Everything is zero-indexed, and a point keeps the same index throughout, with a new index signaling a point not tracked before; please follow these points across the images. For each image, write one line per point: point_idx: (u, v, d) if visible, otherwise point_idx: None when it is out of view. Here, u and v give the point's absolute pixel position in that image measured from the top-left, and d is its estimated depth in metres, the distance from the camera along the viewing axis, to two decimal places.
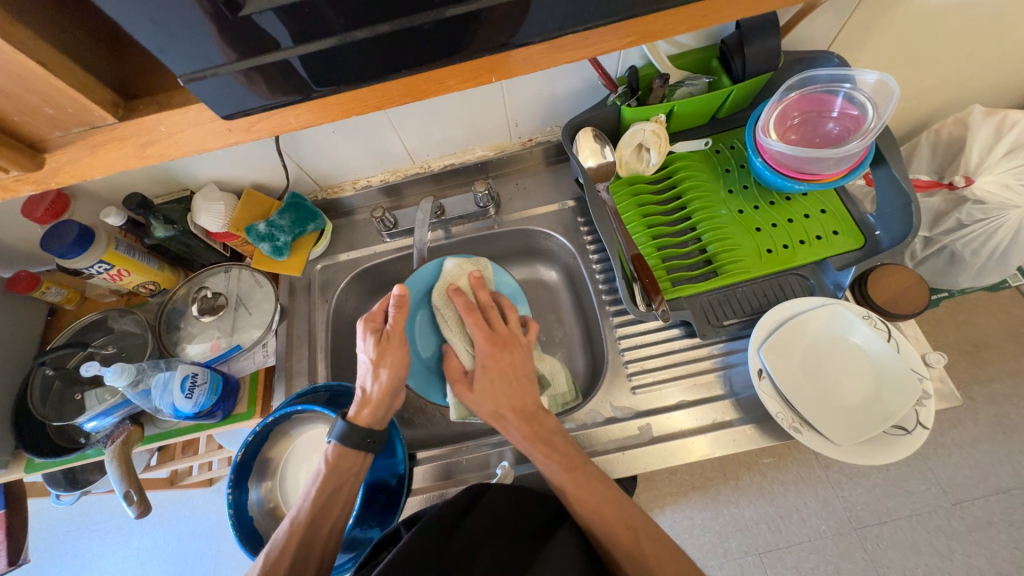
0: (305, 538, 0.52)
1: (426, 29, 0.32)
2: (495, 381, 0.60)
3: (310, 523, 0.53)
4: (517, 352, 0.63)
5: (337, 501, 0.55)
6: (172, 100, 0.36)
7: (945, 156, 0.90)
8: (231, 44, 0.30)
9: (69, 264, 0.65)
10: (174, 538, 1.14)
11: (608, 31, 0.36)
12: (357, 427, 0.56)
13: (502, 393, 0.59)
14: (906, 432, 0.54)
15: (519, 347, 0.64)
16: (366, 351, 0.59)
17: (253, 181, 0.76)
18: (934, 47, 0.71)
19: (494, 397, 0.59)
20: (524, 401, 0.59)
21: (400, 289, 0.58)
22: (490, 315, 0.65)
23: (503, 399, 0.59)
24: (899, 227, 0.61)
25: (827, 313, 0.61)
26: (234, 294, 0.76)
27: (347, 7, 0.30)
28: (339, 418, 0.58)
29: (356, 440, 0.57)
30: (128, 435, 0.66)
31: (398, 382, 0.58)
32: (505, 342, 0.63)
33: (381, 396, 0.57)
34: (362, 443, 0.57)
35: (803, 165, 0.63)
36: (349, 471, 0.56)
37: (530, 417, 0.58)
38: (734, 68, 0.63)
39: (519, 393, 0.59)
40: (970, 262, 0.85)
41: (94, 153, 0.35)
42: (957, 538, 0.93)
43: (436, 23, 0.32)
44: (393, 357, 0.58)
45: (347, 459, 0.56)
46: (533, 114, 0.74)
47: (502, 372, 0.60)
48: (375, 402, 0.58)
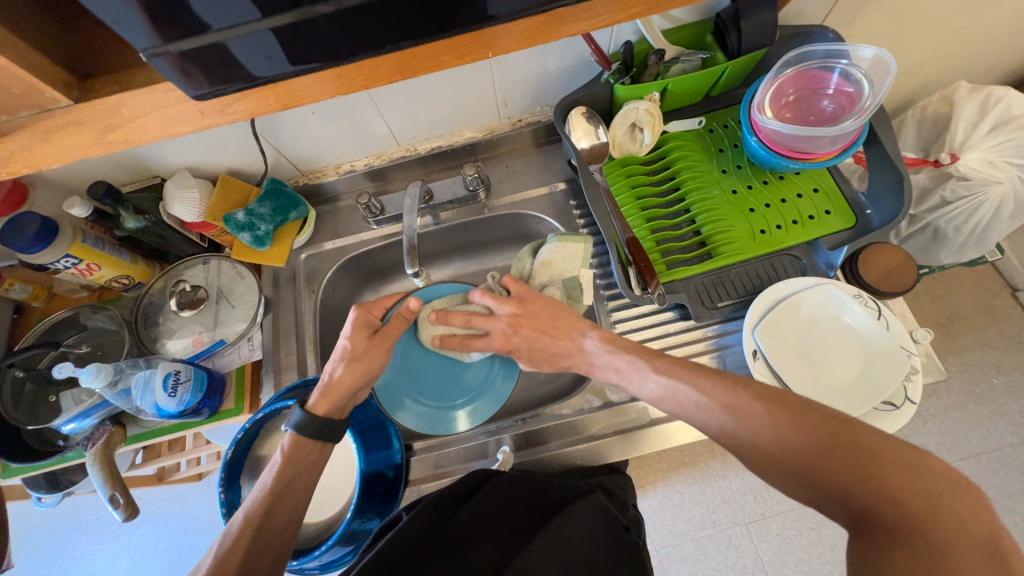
0: (263, 525, 0.48)
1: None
2: (533, 345, 0.59)
3: (269, 509, 0.49)
4: (524, 319, 0.59)
5: (299, 488, 0.52)
6: (136, 81, 0.33)
7: (930, 133, 0.90)
8: (201, 15, 0.27)
9: (32, 259, 0.61)
10: (164, 533, 1.12)
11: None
12: (315, 416, 0.53)
13: (546, 355, 0.59)
14: (894, 407, 0.56)
15: (524, 313, 0.59)
16: (347, 337, 0.57)
17: (228, 167, 0.72)
18: (925, 21, 0.70)
19: (545, 359, 0.60)
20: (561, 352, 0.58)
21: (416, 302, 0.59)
22: (482, 320, 0.61)
23: (552, 356, 0.59)
24: (890, 205, 0.61)
25: (821, 293, 0.61)
26: (214, 287, 0.73)
27: None
28: (296, 407, 0.54)
29: (311, 429, 0.53)
30: (110, 435, 0.64)
31: (372, 374, 0.58)
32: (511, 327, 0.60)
33: (348, 388, 0.56)
34: (318, 431, 0.53)
35: (798, 144, 0.62)
36: (309, 461, 0.53)
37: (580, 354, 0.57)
38: (729, 43, 0.61)
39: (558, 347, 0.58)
40: (952, 238, 0.87)
41: (48, 139, 0.32)
42: None
43: None
44: (372, 350, 0.58)
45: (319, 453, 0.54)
46: (523, 93, 0.71)
47: (528, 338, 0.59)
48: (338, 391, 0.56)
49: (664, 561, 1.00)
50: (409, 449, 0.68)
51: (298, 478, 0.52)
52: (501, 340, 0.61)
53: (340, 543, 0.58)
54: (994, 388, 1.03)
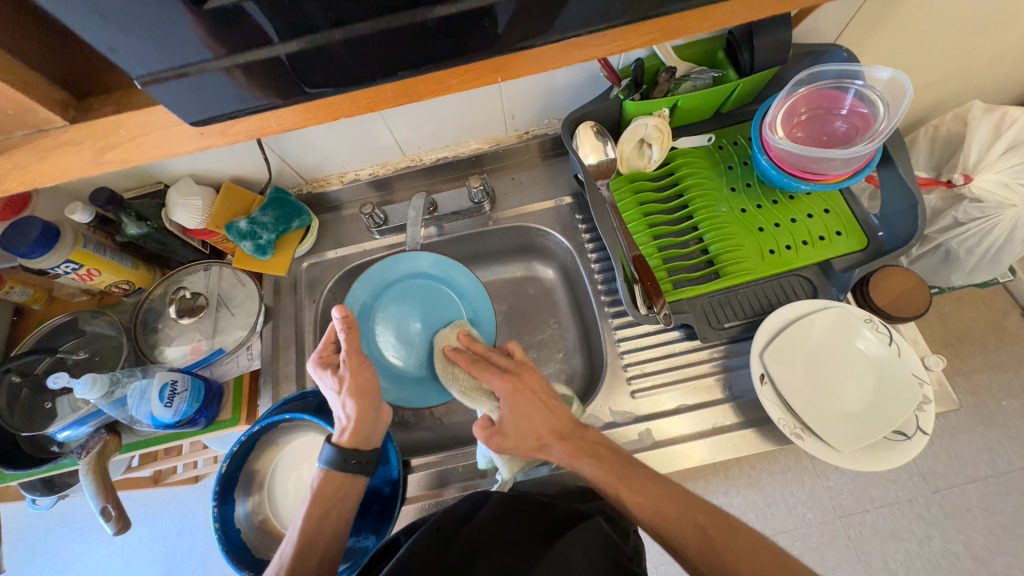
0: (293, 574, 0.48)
1: (429, 26, 0.29)
2: (529, 409, 0.56)
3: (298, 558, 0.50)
4: (529, 377, 0.59)
5: (329, 526, 0.52)
6: (137, 99, 0.32)
7: (942, 152, 0.89)
8: (206, 39, 0.27)
9: (32, 264, 0.61)
10: (159, 536, 1.11)
11: (626, 27, 0.33)
12: (339, 449, 0.54)
13: (537, 424, 0.55)
14: (906, 437, 0.54)
15: (527, 373, 0.59)
16: (327, 380, 0.57)
17: (232, 175, 0.71)
18: (940, 41, 0.69)
19: (532, 430, 0.56)
20: (552, 426, 0.56)
21: (339, 311, 0.54)
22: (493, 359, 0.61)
23: (543, 428, 0.55)
24: (903, 228, 0.60)
25: (831, 317, 0.60)
26: (214, 294, 0.72)
27: (330, 4, 0.27)
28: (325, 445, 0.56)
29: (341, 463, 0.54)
30: (104, 445, 0.63)
31: (376, 393, 0.57)
32: (513, 380, 0.58)
33: (362, 413, 0.55)
34: (345, 465, 0.54)
35: (809, 165, 0.60)
36: (333, 498, 0.54)
37: (570, 436, 0.55)
38: (742, 61, 0.60)
39: (549, 418, 0.56)
40: (964, 259, 0.85)
41: (44, 157, 0.31)
42: (935, 525, 0.95)
43: (442, 21, 0.29)
44: (356, 375, 0.56)
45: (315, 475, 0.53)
46: (530, 106, 0.70)
47: (529, 397, 0.57)
48: (357, 421, 0.55)
49: None
50: (406, 465, 0.67)
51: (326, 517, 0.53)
52: (510, 381, 0.58)
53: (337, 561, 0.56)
54: (1003, 411, 1.01)
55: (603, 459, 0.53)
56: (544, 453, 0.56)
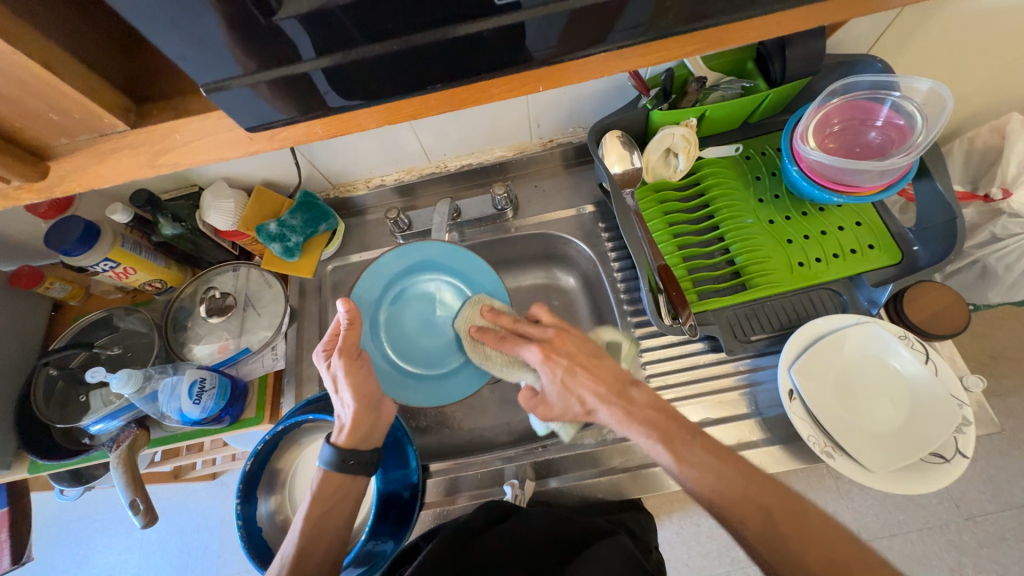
0: (300, 558, 0.50)
1: (483, 38, 0.29)
2: (575, 367, 0.56)
3: (302, 553, 0.51)
4: (569, 338, 0.59)
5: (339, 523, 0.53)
6: (189, 106, 0.34)
7: (979, 165, 0.86)
8: (265, 52, 0.28)
9: (73, 261, 0.63)
10: (176, 531, 1.13)
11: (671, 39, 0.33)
12: (336, 448, 0.53)
13: (585, 381, 0.55)
14: (943, 460, 0.52)
15: (569, 333, 0.59)
16: (326, 375, 0.57)
17: (264, 179, 0.73)
18: (978, 53, 0.67)
19: (574, 390, 0.55)
20: (602, 378, 0.55)
21: (344, 306, 0.54)
22: (525, 331, 0.61)
23: (584, 391, 0.54)
24: (940, 243, 0.58)
25: (863, 332, 0.58)
26: (242, 294, 0.74)
27: (387, 15, 0.27)
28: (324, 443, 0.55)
29: (340, 464, 0.53)
30: (134, 439, 0.64)
31: (377, 394, 0.56)
32: (557, 342, 0.58)
33: (358, 412, 0.54)
34: (343, 466, 0.53)
35: (842, 176, 0.59)
36: (334, 497, 0.54)
37: (618, 396, 0.53)
38: (773, 71, 0.60)
39: (602, 370, 0.55)
40: (1002, 277, 0.82)
41: (102, 160, 0.33)
42: (967, 553, 0.90)
43: (495, 32, 0.29)
44: (357, 377, 0.55)
45: (336, 477, 0.54)
46: (557, 114, 0.70)
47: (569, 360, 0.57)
48: (357, 420, 0.55)
49: None
50: (425, 469, 0.67)
51: (329, 513, 0.53)
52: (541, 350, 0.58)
53: (354, 564, 0.56)
54: None
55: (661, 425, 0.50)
56: (594, 418, 0.56)
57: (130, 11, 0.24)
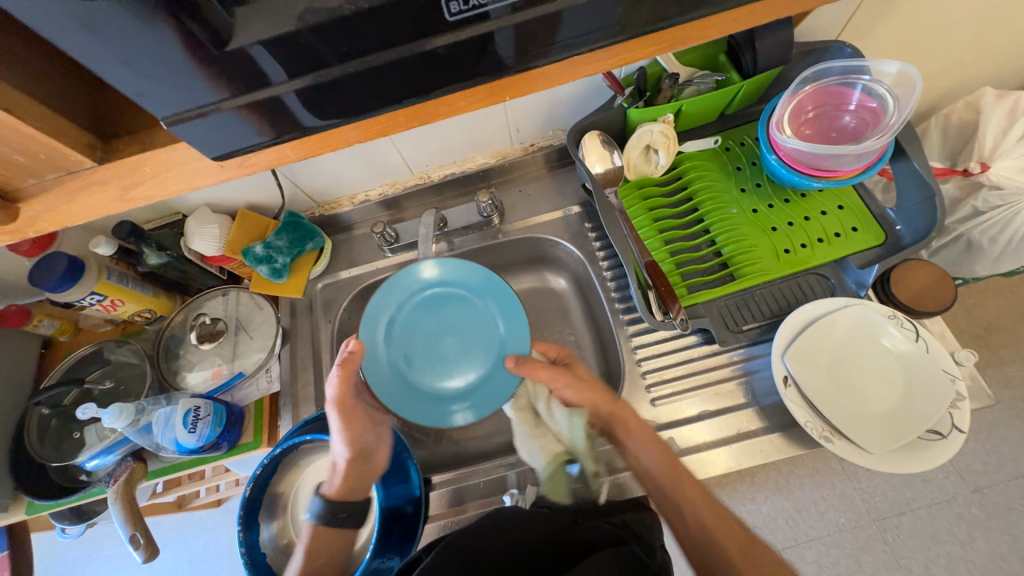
0: None
1: (438, 53, 0.29)
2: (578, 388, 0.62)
3: None
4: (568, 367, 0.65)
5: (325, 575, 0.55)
6: (156, 137, 0.34)
7: (956, 141, 0.87)
8: (223, 83, 0.28)
9: (60, 297, 0.63)
10: (185, 561, 1.11)
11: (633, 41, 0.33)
12: (331, 501, 0.57)
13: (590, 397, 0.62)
14: (941, 436, 0.53)
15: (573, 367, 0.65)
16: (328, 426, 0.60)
17: (248, 202, 0.73)
18: (945, 31, 0.68)
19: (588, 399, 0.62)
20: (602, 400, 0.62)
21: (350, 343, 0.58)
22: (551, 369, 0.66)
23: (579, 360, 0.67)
24: (922, 222, 0.58)
25: (853, 314, 0.58)
26: (233, 318, 0.73)
27: (345, 37, 0.27)
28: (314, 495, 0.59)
29: (329, 515, 0.57)
30: (131, 472, 0.64)
31: (371, 448, 0.60)
32: (527, 371, 0.61)
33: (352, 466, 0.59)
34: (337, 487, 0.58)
35: (820, 162, 0.60)
36: (338, 528, 0.57)
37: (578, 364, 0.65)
38: (745, 62, 0.60)
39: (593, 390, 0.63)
40: (987, 249, 0.83)
41: (73, 199, 0.33)
42: (976, 525, 0.91)
43: (451, 47, 0.29)
44: (354, 434, 0.59)
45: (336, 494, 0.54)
46: (535, 118, 0.71)
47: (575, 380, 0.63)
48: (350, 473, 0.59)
49: None
50: (428, 481, 0.66)
51: (323, 546, 0.56)
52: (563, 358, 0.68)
53: None
54: None
55: (664, 456, 0.57)
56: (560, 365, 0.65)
57: (78, 50, 0.24)
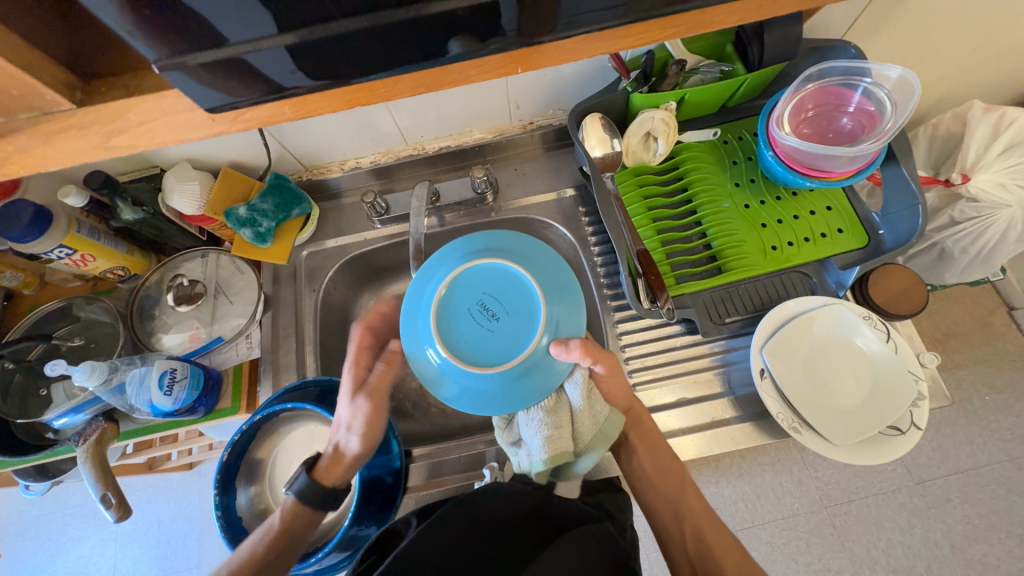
0: None
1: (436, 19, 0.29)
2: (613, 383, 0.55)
3: None
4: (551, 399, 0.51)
5: None
6: (143, 83, 0.32)
7: (942, 151, 0.88)
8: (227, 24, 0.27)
9: (23, 248, 0.59)
10: (153, 522, 1.10)
11: (628, 26, 0.33)
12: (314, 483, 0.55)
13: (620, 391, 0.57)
14: (900, 432, 0.56)
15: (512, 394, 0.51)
16: (342, 408, 0.56)
17: (231, 160, 0.70)
18: (944, 42, 0.69)
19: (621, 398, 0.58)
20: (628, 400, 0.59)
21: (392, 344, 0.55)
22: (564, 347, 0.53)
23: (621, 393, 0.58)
24: (903, 226, 0.60)
25: (832, 314, 0.61)
26: (212, 281, 0.71)
27: None
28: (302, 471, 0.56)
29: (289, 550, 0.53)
30: (102, 432, 0.62)
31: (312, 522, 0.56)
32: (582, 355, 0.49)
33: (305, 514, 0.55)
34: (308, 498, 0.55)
35: (815, 162, 0.61)
36: (293, 529, 0.54)
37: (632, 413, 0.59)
38: (751, 55, 0.60)
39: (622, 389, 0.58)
40: (958, 258, 0.86)
41: (46, 142, 0.31)
42: (917, 514, 0.94)
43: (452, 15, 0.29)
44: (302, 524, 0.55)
45: (303, 514, 0.55)
46: (536, 96, 0.69)
47: (610, 377, 0.55)
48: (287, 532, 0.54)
49: (655, 566, 0.97)
50: (408, 454, 0.67)
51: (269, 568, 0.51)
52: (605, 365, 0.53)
53: (339, 549, 0.57)
54: (985, 405, 0.99)
55: (670, 466, 0.57)
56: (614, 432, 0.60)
57: None
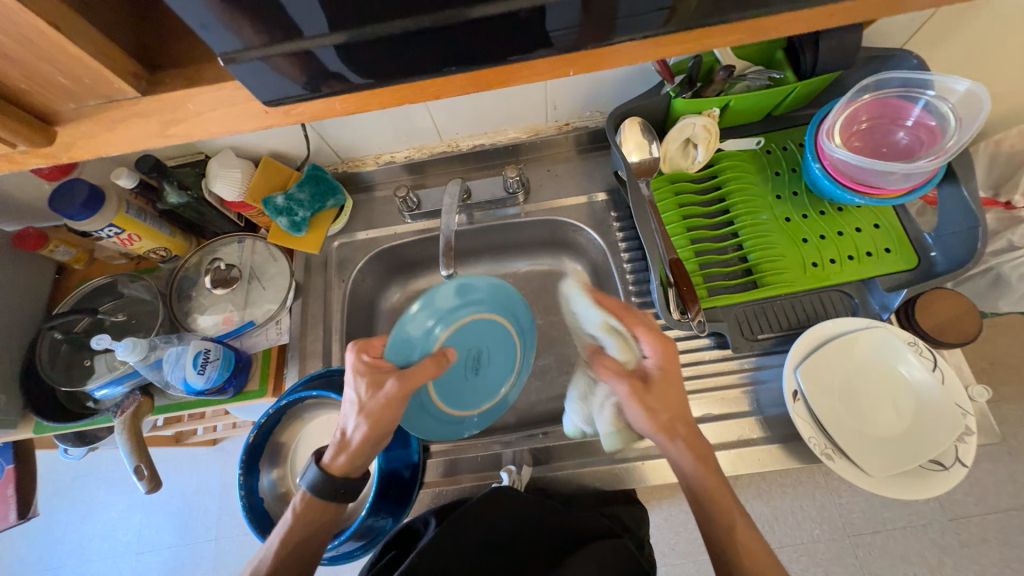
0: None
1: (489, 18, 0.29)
2: (663, 394, 0.52)
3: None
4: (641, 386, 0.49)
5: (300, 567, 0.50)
6: (201, 74, 0.33)
7: (1003, 171, 0.83)
8: (286, 19, 0.28)
9: (78, 226, 0.62)
10: (177, 492, 1.14)
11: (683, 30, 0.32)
12: (330, 476, 0.52)
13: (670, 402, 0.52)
14: (942, 467, 0.53)
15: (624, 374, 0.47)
16: (353, 387, 0.52)
17: (272, 150, 0.72)
18: (1015, 55, 0.65)
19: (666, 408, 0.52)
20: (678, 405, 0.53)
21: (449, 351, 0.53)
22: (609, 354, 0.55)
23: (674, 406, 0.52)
24: (959, 250, 0.57)
25: (874, 337, 0.58)
26: (247, 267, 0.73)
27: None
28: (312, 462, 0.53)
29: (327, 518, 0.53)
30: (138, 406, 0.64)
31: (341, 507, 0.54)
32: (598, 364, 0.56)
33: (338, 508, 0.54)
34: (333, 495, 0.52)
35: (866, 177, 0.58)
36: (322, 522, 0.52)
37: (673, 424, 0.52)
38: (805, 61, 0.57)
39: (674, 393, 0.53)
40: (1015, 286, 0.81)
41: (111, 128, 0.33)
42: (949, 552, 0.89)
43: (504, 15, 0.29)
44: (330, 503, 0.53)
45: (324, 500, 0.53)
46: (574, 97, 0.68)
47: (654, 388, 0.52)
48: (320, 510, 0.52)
49: None
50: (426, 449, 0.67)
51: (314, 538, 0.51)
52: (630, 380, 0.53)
53: (353, 538, 0.58)
54: None
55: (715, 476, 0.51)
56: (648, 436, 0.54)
57: None
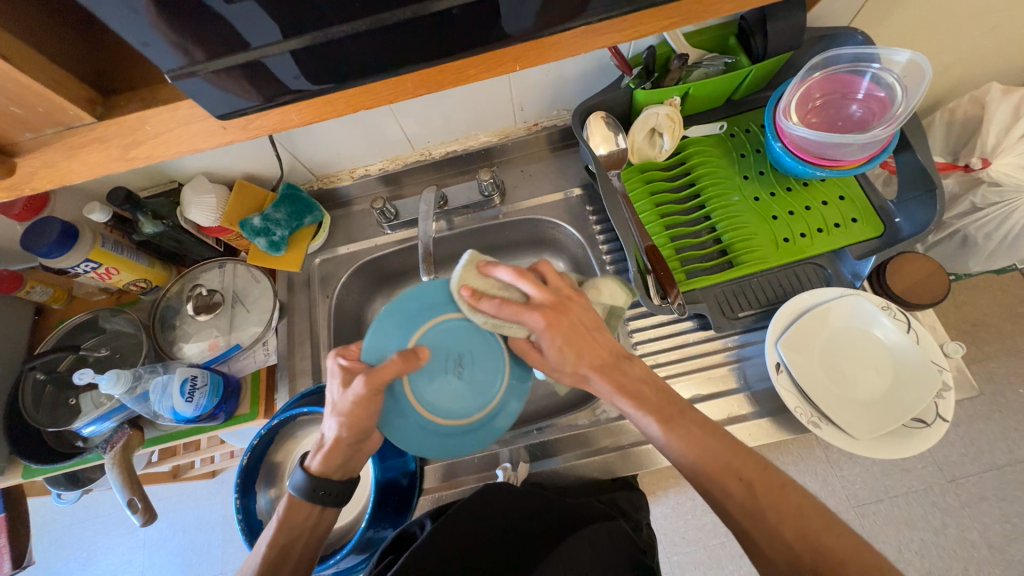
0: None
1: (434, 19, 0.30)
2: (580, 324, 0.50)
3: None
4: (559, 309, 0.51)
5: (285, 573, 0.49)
6: (158, 97, 0.34)
7: (959, 136, 0.86)
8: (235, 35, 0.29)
9: (53, 264, 0.62)
10: (179, 529, 1.12)
11: (624, 17, 0.34)
12: (309, 479, 0.50)
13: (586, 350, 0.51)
14: (924, 425, 0.54)
15: (576, 299, 0.53)
16: (331, 389, 0.50)
17: (245, 172, 0.72)
18: (955, 25, 0.68)
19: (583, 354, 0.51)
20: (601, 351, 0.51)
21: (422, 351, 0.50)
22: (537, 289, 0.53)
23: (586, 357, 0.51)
24: (921, 213, 0.59)
25: (848, 305, 0.59)
26: (230, 291, 0.73)
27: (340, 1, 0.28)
28: (298, 467, 0.51)
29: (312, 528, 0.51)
30: (128, 440, 0.63)
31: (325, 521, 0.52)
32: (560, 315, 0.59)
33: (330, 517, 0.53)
34: (313, 497, 0.50)
35: (825, 151, 0.60)
36: (307, 529, 0.51)
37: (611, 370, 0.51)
38: (754, 47, 0.60)
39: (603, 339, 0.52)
40: (982, 245, 0.84)
41: (72, 155, 0.33)
42: (950, 513, 0.90)
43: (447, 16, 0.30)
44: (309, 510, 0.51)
45: (301, 509, 0.51)
46: (539, 97, 0.70)
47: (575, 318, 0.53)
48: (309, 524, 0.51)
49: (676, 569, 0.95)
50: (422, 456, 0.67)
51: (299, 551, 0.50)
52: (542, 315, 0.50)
53: (355, 552, 0.57)
54: (1020, 399, 0.95)
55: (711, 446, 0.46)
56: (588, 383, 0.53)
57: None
